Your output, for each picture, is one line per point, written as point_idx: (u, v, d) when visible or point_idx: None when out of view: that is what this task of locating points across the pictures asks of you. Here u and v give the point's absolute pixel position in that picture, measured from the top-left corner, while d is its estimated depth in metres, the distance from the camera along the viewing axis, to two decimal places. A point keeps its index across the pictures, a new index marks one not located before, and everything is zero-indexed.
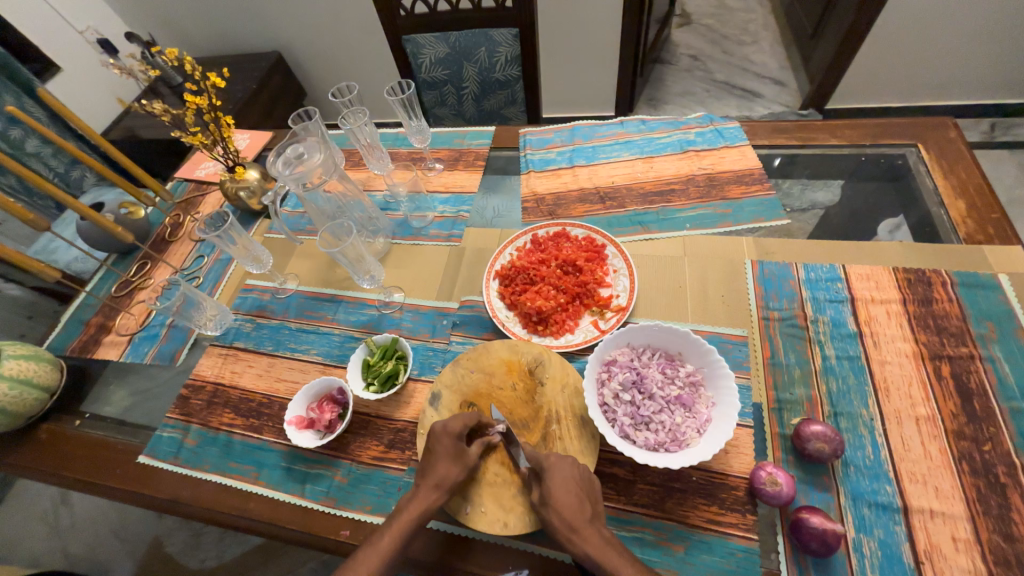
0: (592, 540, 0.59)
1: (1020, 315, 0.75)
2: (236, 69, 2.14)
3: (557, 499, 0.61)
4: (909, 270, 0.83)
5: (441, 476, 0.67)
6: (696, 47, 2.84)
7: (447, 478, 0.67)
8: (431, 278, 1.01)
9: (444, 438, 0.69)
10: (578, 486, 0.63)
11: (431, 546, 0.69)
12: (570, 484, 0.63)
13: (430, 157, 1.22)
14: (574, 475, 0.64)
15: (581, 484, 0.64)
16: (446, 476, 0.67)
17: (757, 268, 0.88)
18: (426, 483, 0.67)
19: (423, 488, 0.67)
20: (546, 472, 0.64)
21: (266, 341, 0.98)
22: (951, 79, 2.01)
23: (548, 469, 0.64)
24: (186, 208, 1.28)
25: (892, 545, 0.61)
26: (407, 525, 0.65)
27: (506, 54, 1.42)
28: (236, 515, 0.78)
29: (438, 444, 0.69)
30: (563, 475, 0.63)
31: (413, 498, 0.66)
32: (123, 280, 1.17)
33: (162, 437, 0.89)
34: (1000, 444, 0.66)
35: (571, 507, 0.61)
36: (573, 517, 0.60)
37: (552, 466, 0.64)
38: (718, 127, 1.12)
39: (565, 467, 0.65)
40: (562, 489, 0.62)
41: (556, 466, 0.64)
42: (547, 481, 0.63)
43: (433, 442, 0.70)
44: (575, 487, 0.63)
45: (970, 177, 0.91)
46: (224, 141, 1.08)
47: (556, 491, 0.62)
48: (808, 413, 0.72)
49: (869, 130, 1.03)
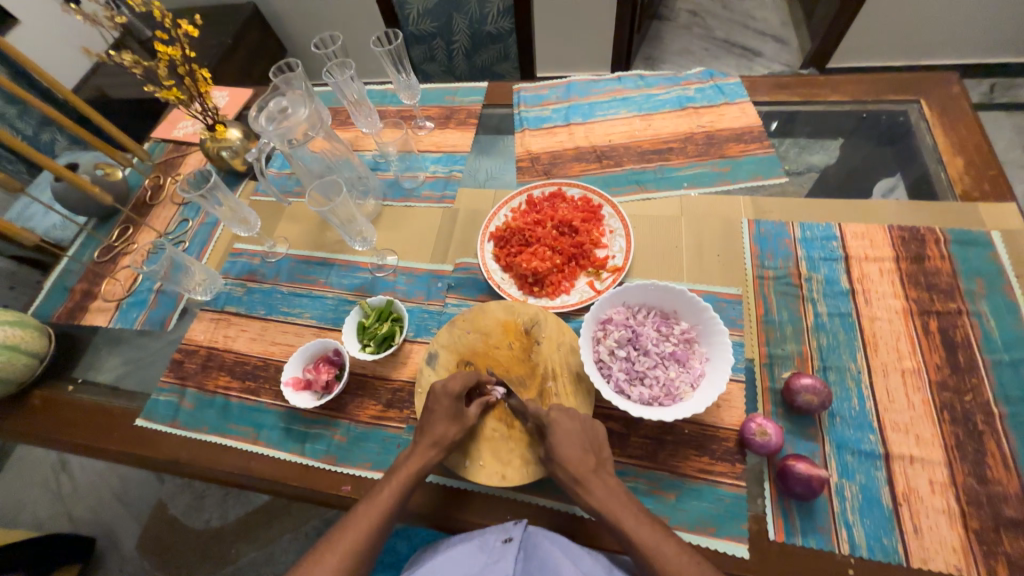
0: (595, 491, 0.61)
1: (1009, 271, 0.76)
2: (210, 22, 2.01)
3: (561, 452, 0.63)
4: (904, 228, 0.83)
5: (439, 435, 0.68)
6: (696, 2, 2.72)
7: (445, 437, 0.68)
8: (425, 240, 0.99)
9: (444, 398, 0.70)
10: (581, 438, 0.64)
11: (431, 499, 0.72)
12: (573, 436, 0.64)
13: (421, 116, 1.17)
14: (577, 428, 0.65)
15: (584, 435, 0.65)
16: (445, 434, 0.68)
17: (754, 227, 0.87)
18: (426, 440, 0.68)
19: (422, 446, 0.68)
20: (548, 426, 0.65)
21: (258, 305, 0.97)
22: (955, 37, 1.95)
23: (552, 423, 0.65)
24: (166, 169, 1.23)
25: (872, 489, 0.64)
26: (409, 480, 0.66)
27: (498, 4, 1.35)
28: (238, 473, 0.79)
29: (438, 404, 0.70)
30: (566, 428, 0.65)
31: (413, 455, 0.68)
32: (105, 245, 1.13)
33: (158, 400, 0.89)
34: (980, 394, 0.68)
35: (575, 458, 0.62)
36: (576, 467, 0.62)
37: (555, 420, 0.65)
38: (718, 82, 1.08)
39: (566, 420, 0.66)
40: (566, 441, 0.63)
41: (558, 420, 0.65)
42: (551, 435, 0.64)
43: (433, 400, 0.70)
44: (578, 439, 0.64)
45: (970, 134, 0.90)
46: (201, 96, 1.04)
47: (559, 443, 0.63)
48: (798, 368, 0.74)
49: (872, 86, 1.01)
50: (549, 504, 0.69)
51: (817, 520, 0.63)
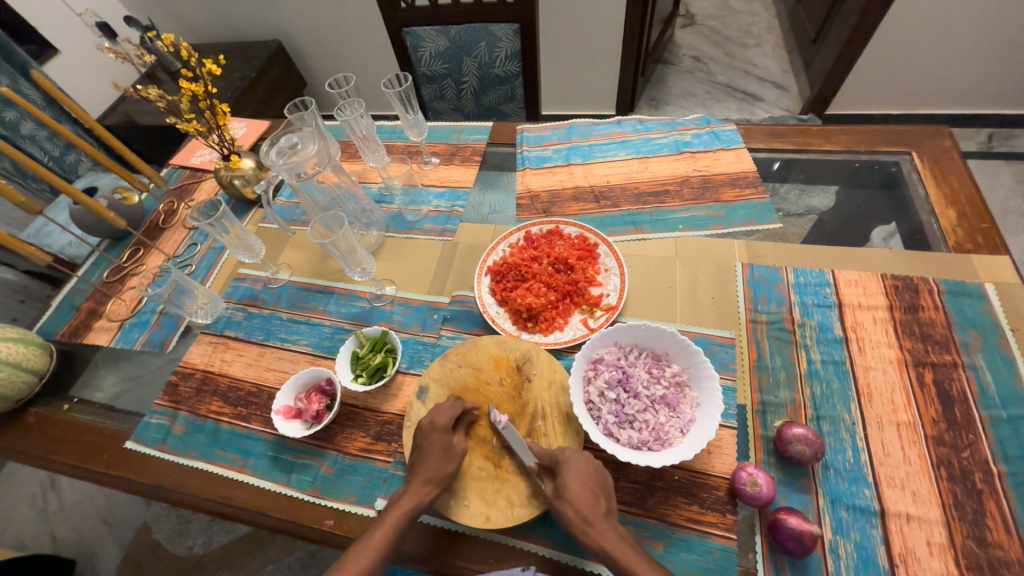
0: (604, 534, 0.59)
1: (1004, 324, 0.76)
2: (236, 58, 2.13)
3: (571, 494, 0.62)
4: (897, 276, 0.83)
5: (437, 467, 0.68)
6: (699, 49, 2.83)
7: (438, 472, 0.67)
8: (424, 272, 1.01)
9: (431, 434, 0.70)
10: (592, 480, 0.63)
11: (416, 538, 0.70)
12: (583, 477, 0.63)
13: (426, 151, 1.22)
14: (588, 468, 0.65)
15: (593, 475, 0.64)
16: (437, 470, 0.68)
17: (747, 271, 0.88)
18: (419, 478, 0.67)
19: (415, 485, 0.67)
20: (560, 464, 0.65)
21: (256, 330, 0.98)
22: (951, 88, 2.01)
23: (562, 463, 0.65)
24: (181, 195, 1.28)
25: (867, 548, 0.62)
26: (400, 519, 0.65)
27: (506, 49, 1.42)
28: (221, 503, 0.78)
29: (427, 440, 0.70)
30: (579, 468, 0.64)
31: (407, 493, 0.67)
32: (114, 266, 1.16)
33: (149, 423, 0.89)
34: (978, 452, 0.66)
35: (584, 501, 0.61)
36: (585, 509, 0.61)
37: (568, 458, 0.65)
38: (715, 129, 1.12)
39: (580, 461, 0.65)
40: (578, 483, 0.62)
41: (572, 459, 0.65)
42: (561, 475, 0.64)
43: (420, 435, 0.71)
44: (587, 480, 0.63)
45: (961, 186, 0.92)
46: (219, 128, 1.08)
47: (569, 484, 0.62)
48: (791, 416, 0.73)
49: (865, 136, 1.03)
50: (535, 549, 0.67)
51: None
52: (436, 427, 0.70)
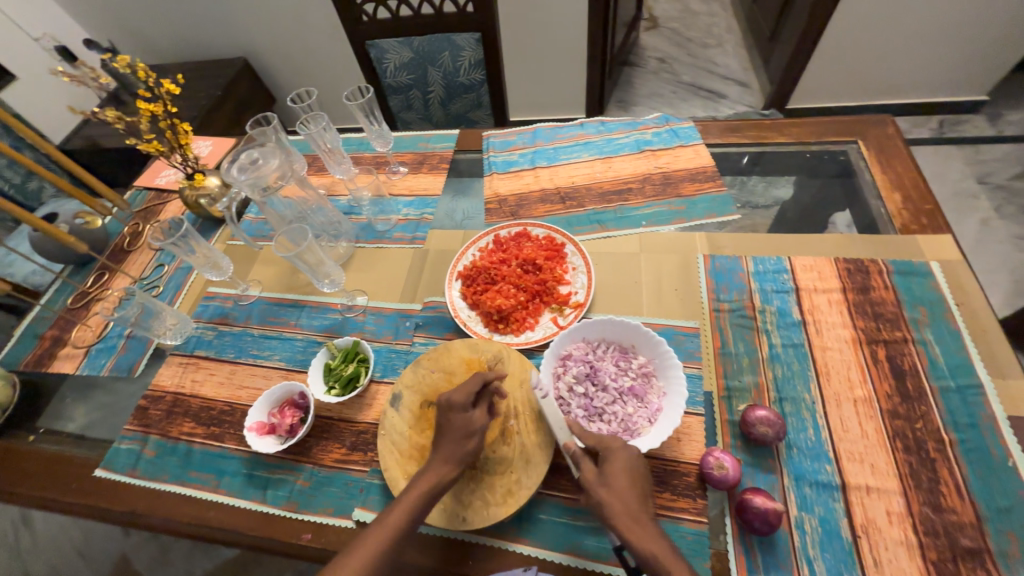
0: (633, 527, 0.57)
1: (949, 300, 0.79)
2: (200, 76, 2.12)
3: (614, 483, 0.60)
4: (849, 259, 0.87)
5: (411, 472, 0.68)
6: (663, 50, 2.91)
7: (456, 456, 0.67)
8: (395, 280, 1.01)
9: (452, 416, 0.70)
10: (636, 473, 0.62)
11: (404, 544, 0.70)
12: (631, 470, 0.62)
13: (394, 161, 1.23)
14: (634, 462, 0.63)
15: (639, 468, 0.63)
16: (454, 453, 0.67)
17: (709, 262, 0.91)
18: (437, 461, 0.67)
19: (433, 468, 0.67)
20: (607, 455, 0.63)
21: (228, 348, 0.97)
22: (902, 78, 2.11)
23: (610, 453, 0.63)
24: (146, 216, 1.26)
25: (831, 522, 0.64)
26: (419, 500, 0.64)
27: (469, 58, 1.44)
28: (196, 524, 0.77)
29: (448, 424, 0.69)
30: (623, 461, 0.62)
31: (427, 472, 0.67)
32: (79, 291, 1.14)
33: (119, 449, 0.87)
34: (930, 422, 0.69)
35: (627, 493, 0.60)
36: (628, 500, 0.59)
37: (616, 450, 0.63)
38: (673, 127, 1.15)
39: (626, 453, 0.63)
40: (624, 474, 0.61)
41: (619, 452, 0.63)
42: (607, 463, 0.62)
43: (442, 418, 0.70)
44: (634, 473, 0.62)
45: (905, 171, 0.97)
46: (182, 148, 1.07)
47: (616, 474, 0.61)
48: (755, 399, 0.75)
49: (814, 128, 1.08)
50: (518, 548, 0.68)
51: (778, 555, 0.62)
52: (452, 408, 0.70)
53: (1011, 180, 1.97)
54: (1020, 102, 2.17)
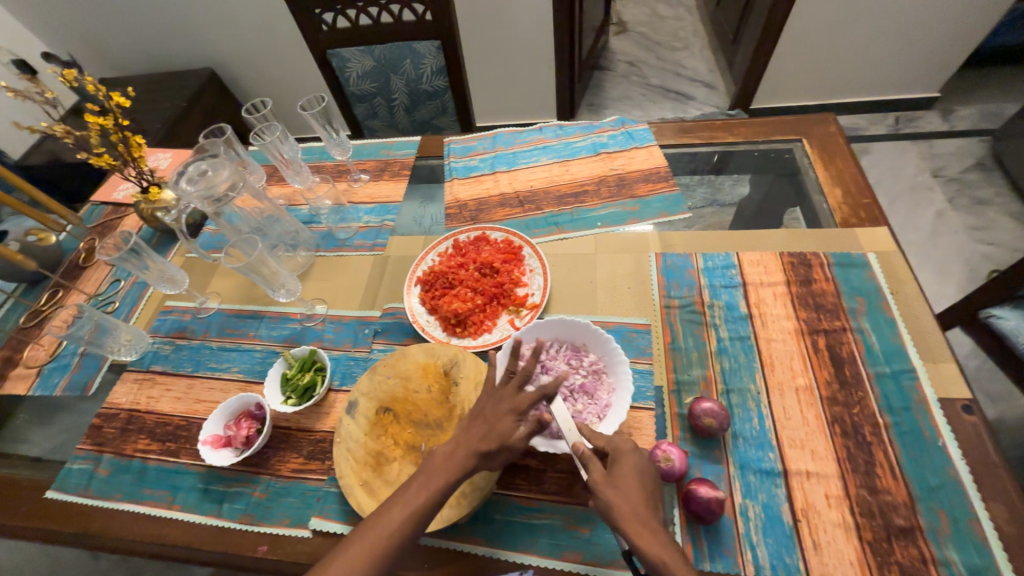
0: (644, 533, 0.55)
1: (885, 289, 0.83)
2: (164, 88, 2.09)
3: (624, 486, 0.59)
4: (793, 253, 0.90)
5: None
6: (632, 54, 2.97)
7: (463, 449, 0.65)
8: (355, 287, 1.01)
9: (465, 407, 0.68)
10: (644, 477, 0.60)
11: None
12: (642, 473, 0.61)
13: (355, 169, 1.23)
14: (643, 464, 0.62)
15: (650, 473, 0.62)
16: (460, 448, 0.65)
17: (661, 260, 0.93)
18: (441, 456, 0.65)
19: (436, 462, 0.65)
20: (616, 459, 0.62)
21: (185, 362, 0.96)
22: (858, 77, 2.18)
23: (619, 454, 0.62)
24: (103, 231, 1.24)
25: (773, 507, 0.66)
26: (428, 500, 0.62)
27: (431, 65, 1.46)
28: (150, 542, 0.76)
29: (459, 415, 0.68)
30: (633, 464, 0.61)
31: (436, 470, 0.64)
32: (32, 310, 1.11)
33: (72, 469, 0.85)
34: (867, 406, 0.72)
35: (638, 498, 0.58)
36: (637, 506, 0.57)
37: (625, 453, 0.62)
38: (629, 129, 1.18)
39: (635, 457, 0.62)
40: (635, 478, 0.60)
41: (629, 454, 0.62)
42: (618, 466, 0.61)
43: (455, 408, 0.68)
44: (645, 477, 0.60)
45: (846, 167, 1.01)
46: (135, 161, 1.07)
47: (626, 478, 0.59)
48: (703, 392, 0.77)
49: (762, 128, 1.12)
50: (479, 551, 0.68)
51: (723, 542, 0.64)
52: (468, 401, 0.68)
53: (962, 173, 2.05)
54: (970, 97, 2.26)
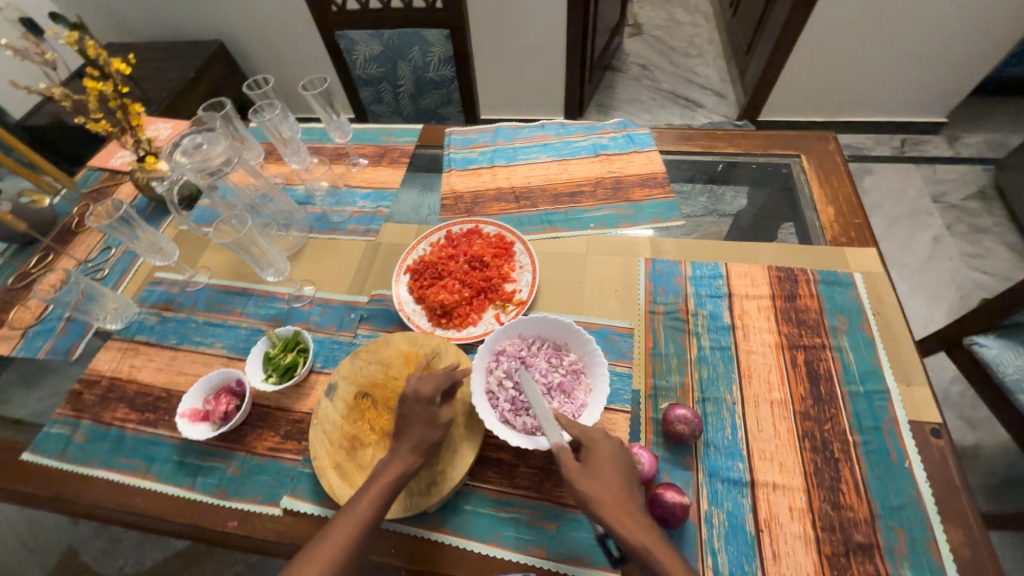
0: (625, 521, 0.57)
1: (868, 310, 0.83)
2: (171, 58, 2.07)
3: (602, 475, 0.61)
4: (780, 268, 0.90)
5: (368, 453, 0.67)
6: (645, 57, 2.95)
7: (423, 441, 0.68)
8: (344, 272, 1.02)
9: (416, 404, 0.70)
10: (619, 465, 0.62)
11: None
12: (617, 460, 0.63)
13: (354, 154, 1.23)
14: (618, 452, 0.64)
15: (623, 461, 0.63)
16: (423, 439, 0.68)
17: (650, 266, 0.94)
18: (406, 445, 0.68)
19: (402, 451, 0.68)
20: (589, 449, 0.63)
21: (170, 334, 0.96)
22: (866, 97, 2.18)
23: (594, 444, 0.64)
24: (97, 198, 1.23)
25: (737, 516, 0.67)
26: (384, 489, 0.65)
27: (439, 54, 1.45)
28: (122, 510, 0.76)
29: (411, 411, 0.70)
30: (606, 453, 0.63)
31: (392, 463, 0.67)
32: (21, 272, 1.11)
33: (49, 433, 0.86)
34: (838, 424, 0.73)
35: (616, 486, 0.60)
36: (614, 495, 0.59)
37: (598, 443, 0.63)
38: (630, 132, 1.18)
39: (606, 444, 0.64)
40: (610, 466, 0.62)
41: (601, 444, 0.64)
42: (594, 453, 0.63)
43: (405, 405, 0.70)
44: (620, 465, 0.62)
45: (841, 185, 1.01)
46: (133, 129, 1.07)
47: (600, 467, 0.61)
48: (679, 399, 0.78)
49: (762, 141, 1.12)
50: (446, 540, 0.69)
51: (685, 546, 0.65)
52: (420, 397, 0.70)
53: (963, 200, 2.06)
54: (976, 125, 2.26)
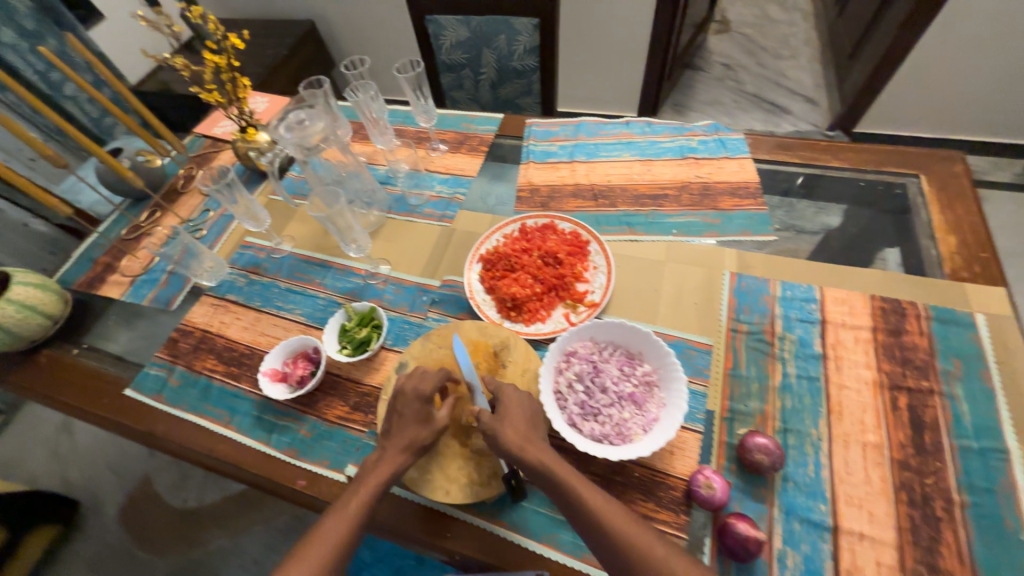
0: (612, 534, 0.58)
1: (989, 357, 0.74)
2: (269, 35, 2.20)
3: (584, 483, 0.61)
4: (885, 298, 0.82)
5: (410, 439, 0.69)
6: (731, 57, 2.78)
7: (416, 440, 0.69)
8: (419, 254, 1.04)
9: (414, 403, 0.71)
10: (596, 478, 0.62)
11: (393, 510, 0.72)
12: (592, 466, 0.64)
13: (435, 138, 1.24)
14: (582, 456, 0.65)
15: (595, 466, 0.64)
16: (415, 439, 0.69)
17: (735, 280, 0.88)
18: (396, 446, 0.69)
19: (392, 452, 0.69)
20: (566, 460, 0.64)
21: (256, 296, 1.03)
22: (989, 115, 1.93)
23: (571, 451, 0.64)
24: (200, 162, 1.33)
25: (815, 561, 0.62)
26: (377, 488, 0.67)
27: (525, 43, 1.44)
28: (205, 453, 0.83)
29: (407, 408, 0.71)
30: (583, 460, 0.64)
31: (382, 462, 0.69)
32: (133, 224, 1.23)
33: (148, 373, 0.94)
34: (943, 479, 0.66)
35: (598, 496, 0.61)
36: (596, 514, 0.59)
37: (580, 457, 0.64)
38: (722, 137, 1.11)
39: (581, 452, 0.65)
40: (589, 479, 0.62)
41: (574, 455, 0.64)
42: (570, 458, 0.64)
43: (401, 402, 0.72)
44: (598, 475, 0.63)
45: (966, 213, 0.90)
46: (239, 101, 1.13)
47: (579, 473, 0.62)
48: (757, 426, 0.73)
49: (873, 156, 1.02)
50: (501, 532, 0.69)
51: None
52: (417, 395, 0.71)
53: None
54: None
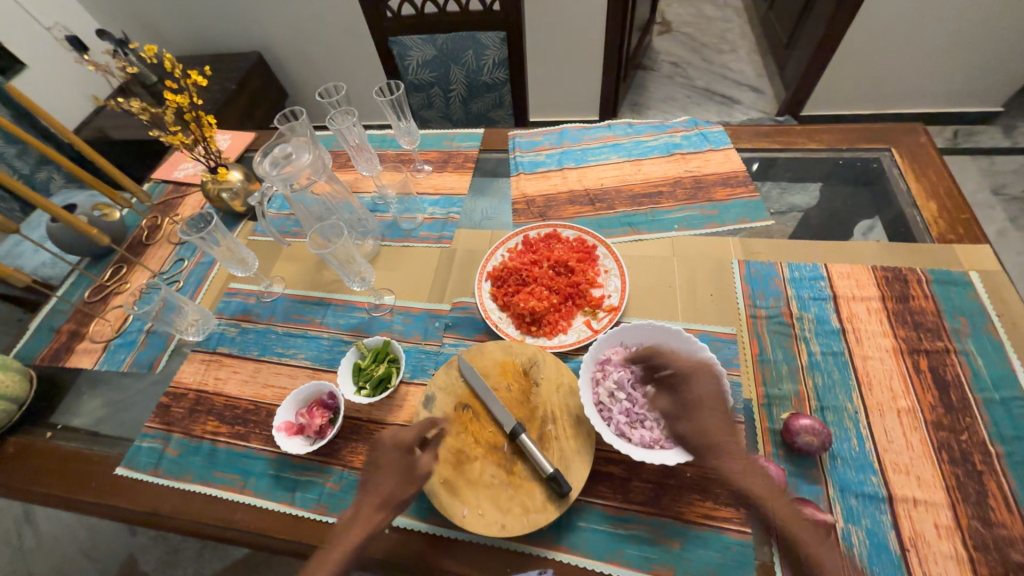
0: None
1: (990, 310, 0.79)
2: (215, 70, 2.10)
3: None
4: (886, 268, 0.86)
5: (387, 494, 0.66)
6: (677, 55, 2.91)
7: (393, 495, 0.66)
8: (422, 279, 1.00)
9: (393, 451, 0.68)
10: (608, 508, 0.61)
11: (445, 557, 0.68)
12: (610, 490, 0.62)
13: (419, 159, 1.21)
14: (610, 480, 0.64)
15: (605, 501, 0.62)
16: (392, 493, 0.66)
17: (744, 267, 0.90)
18: (371, 502, 0.66)
19: (366, 509, 0.66)
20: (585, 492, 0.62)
21: (251, 345, 0.95)
22: (919, 88, 2.10)
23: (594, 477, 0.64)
24: (165, 209, 1.24)
25: (879, 534, 0.63)
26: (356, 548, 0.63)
27: (494, 57, 1.44)
28: (223, 526, 0.75)
29: (384, 459, 0.68)
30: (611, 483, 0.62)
31: (358, 519, 0.65)
32: (96, 285, 1.12)
33: (141, 447, 0.85)
34: (976, 433, 0.68)
35: None
36: None
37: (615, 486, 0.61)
38: (703, 130, 1.15)
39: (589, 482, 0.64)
40: None
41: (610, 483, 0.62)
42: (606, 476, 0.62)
43: (379, 452, 0.69)
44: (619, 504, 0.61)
45: (939, 180, 0.96)
46: (206, 140, 1.06)
47: None
48: (796, 408, 0.74)
49: (846, 135, 1.08)
50: (565, 560, 0.66)
51: None
52: (400, 444, 0.69)
53: None
54: None
